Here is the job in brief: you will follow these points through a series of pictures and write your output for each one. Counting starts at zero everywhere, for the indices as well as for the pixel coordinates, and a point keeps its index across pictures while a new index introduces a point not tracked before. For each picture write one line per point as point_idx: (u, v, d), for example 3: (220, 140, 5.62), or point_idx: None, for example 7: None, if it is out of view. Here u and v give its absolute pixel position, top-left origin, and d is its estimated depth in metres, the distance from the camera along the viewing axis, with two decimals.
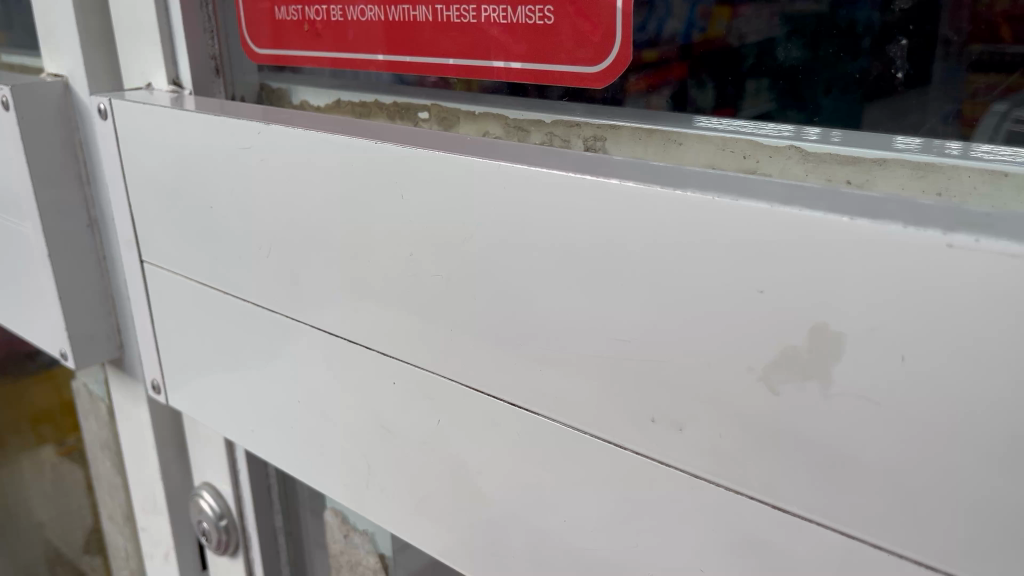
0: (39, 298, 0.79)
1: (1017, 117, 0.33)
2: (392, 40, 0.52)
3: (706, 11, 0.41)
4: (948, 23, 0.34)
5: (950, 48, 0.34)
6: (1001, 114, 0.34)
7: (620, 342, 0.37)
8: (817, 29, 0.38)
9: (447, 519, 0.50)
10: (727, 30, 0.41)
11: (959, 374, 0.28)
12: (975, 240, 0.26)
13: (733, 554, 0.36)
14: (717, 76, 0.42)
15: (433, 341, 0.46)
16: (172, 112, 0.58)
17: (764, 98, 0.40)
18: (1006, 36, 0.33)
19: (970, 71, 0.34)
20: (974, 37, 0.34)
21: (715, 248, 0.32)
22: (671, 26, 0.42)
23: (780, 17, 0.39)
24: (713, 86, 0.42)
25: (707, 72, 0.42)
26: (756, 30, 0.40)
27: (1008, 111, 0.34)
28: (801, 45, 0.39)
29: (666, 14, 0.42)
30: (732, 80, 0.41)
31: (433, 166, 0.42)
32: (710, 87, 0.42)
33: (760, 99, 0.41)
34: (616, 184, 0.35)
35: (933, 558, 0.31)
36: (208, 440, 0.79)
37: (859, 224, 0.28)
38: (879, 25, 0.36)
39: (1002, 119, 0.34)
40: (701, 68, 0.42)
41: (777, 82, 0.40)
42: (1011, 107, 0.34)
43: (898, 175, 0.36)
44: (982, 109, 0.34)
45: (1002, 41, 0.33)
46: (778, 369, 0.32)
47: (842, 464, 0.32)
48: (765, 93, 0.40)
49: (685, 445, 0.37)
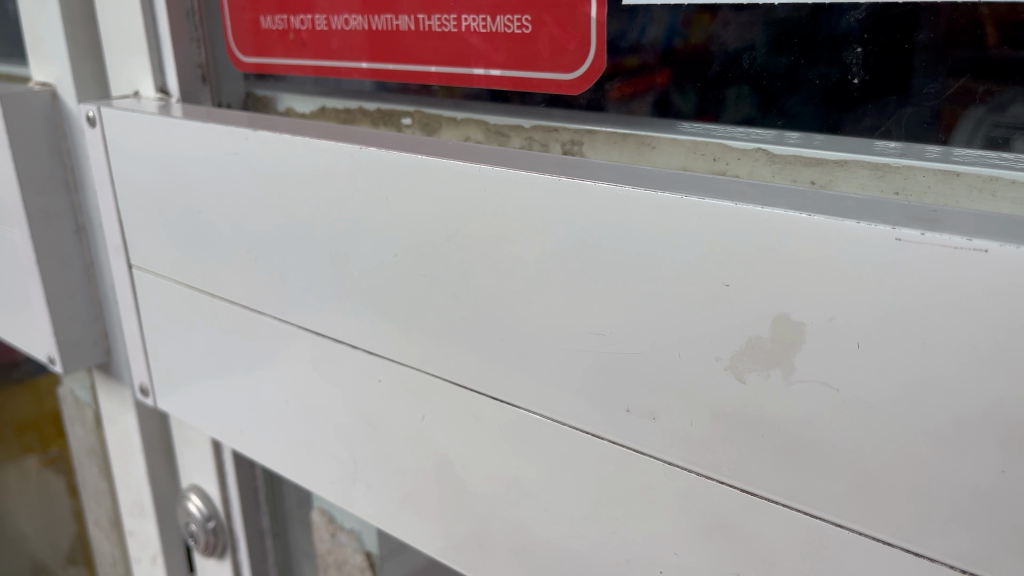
0: (26, 304, 0.80)
1: (994, 122, 0.35)
2: (375, 49, 0.54)
3: (687, 17, 0.41)
4: (926, 28, 0.35)
5: (928, 53, 0.35)
6: (978, 119, 0.35)
7: (596, 336, 0.39)
8: (785, 34, 0.39)
9: (432, 513, 0.51)
10: (709, 36, 0.41)
11: (909, 360, 0.30)
12: (920, 235, 0.28)
13: (705, 537, 0.38)
14: (698, 81, 0.43)
15: (417, 339, 0.48)
16: (160, 120, 0.59)
17: (745, 105, 0.42)
18: (991, 39, 0.33)
19: (948, 77, 0.35)
20: (953, 45, 0.34)
21: (684, 245, 0.34)
22: (653, 32, 0.43)
23: (763, 22, 0.39)
24: (695, 91, 0.43)
25: (688, 79, 0.43)
26: (737, 36, 0.40)
27: (986, 117, 0.35)
28: (769, 49, 0.40)
29: (648, 21, 0.43)
30: (713, 87, 0.42)
31: (415, 170, 0.44)
32: (692, 93, 0.43)
33: (741, 106, 0.42)
34: (590, 185, 0.37)
35: (890, 535, 0.32)
36: (196, 443, 0.80)
37: (815, 220, 0.30)
38: (844, 31, 0.37)
39: (979, 124, 0.35)
40: (682, 75, 0.43)
41: (756, 87, 0.41)
42: (988, 112, 0.35)
43: (858, 176, 0.39)
44: (960, 114, 0.35)
45: (986, 45, 0.34)
46: (744, 358, 0.34)
47: (804, 448, 0.34)
48: (746, 100, 0.41)
49: (659, 434, 0.38)
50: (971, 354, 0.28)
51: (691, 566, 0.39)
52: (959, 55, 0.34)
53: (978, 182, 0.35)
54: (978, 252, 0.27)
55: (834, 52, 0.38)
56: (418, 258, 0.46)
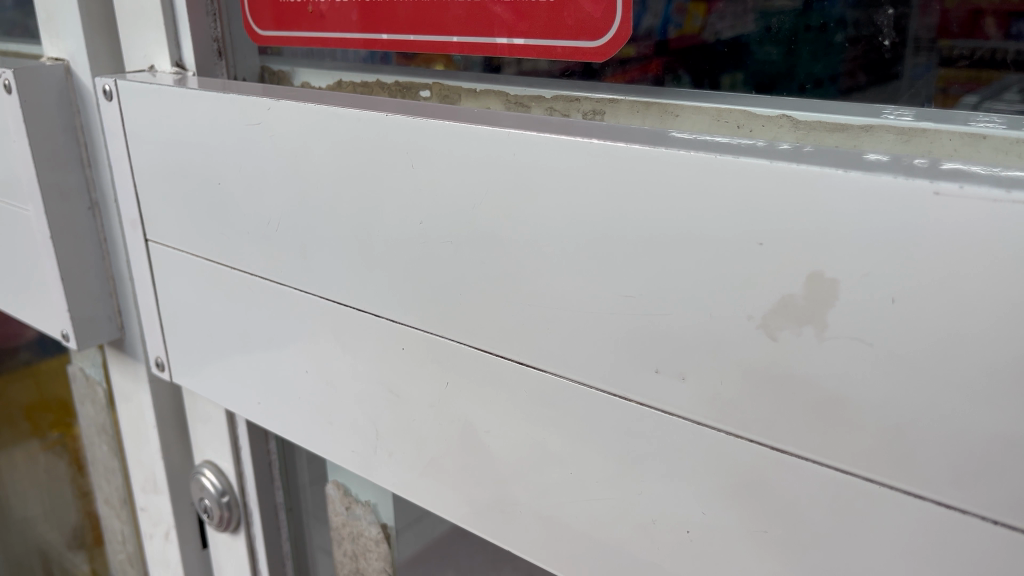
0: (40, 280, 0.80)
1: (988, 109, 0.36)
2: (395, 21, 0.54)
3: (682, 6, 0.44)
4: (918, 24, 0.37)
5: (922, 45, 0.38)
6: (971, 107, 0.37)
7: (624, 298, 0.39)
8: (793, 24, 0.41)
9: (455, 479, 0.52)
10: (704, 25, 0.44)
11: (944, 316, 0.30)
12: (960, 187, 0.29)
13: (734, 496, 0.39)
14: (694, 71, 0.45)
15: (441, 307, 0.48)
16: (178, 93, 0.59)
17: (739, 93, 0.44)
18: (993, 30, 0.35)
19: (942, 66, 0.37)
20: (942, 33, 0.37)
21: (718, 205, 0.35)
22: (648, 21, 0.45)
23: (755, 14, 0.42)
24: (690, 80, 0.46)
25: (683, 67, 0.45)
26: (731, 26, 0.43)
27: (978, 104, 0.37)
28: (777, 42, 0.42)
29: (643, 9, 0.45)
30: (708, 73, 0.45)
31: (443, 137, 0.44)
32: (687, 81, 0.46)
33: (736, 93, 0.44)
34: (622, 147, 0.37)
35: (921, 488, 0.33)
36: (209, 418, 0.80)
37: (852, 176, 0.31)
38: (851, 20, 0.39)
39: (972, 111, 0.37)
40: (678, 63, 0.45)
41: (751, 76, 0.43)
42: (981, 100, 0.37)
43: (884, 140, 0.39)
44: (953, 103, 0.37)
45: (987, 36, 0.36)
46: (776, 316, 0.35)
47: (834, 405, 0.34)
48: (740, 88, 0.44)
49: (687, 394, 0.39)
50: (1006, 306, 0.29)
51: (719, 525, 0.40)
52: (952, 45, 0.37)
53: (1004, 146, 0.36)
54: (1018, 204, 0.28)
55: (866, 11, 0.39)
56: (444, 225, 0.46)
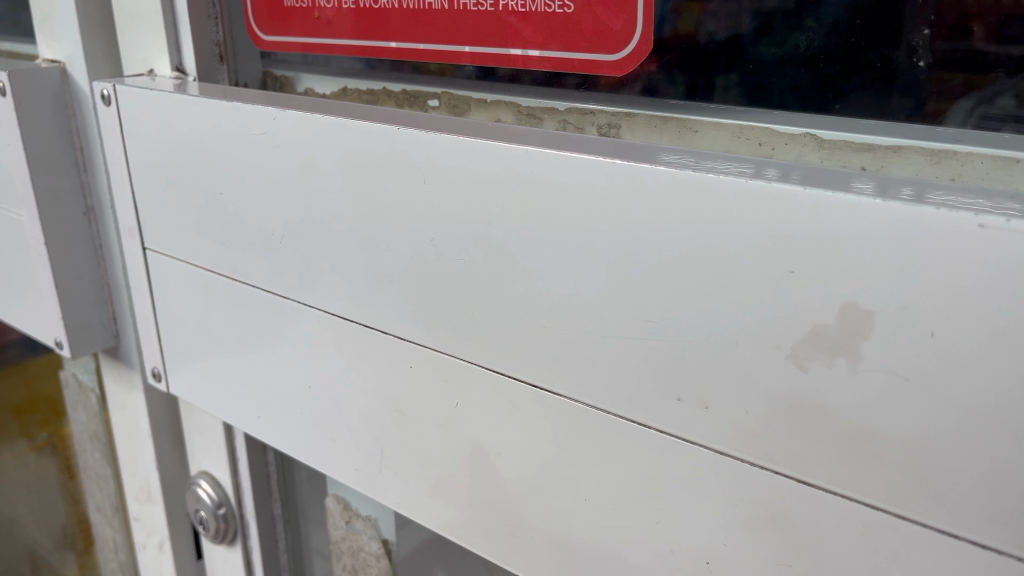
0: (33, 286, 0.78)
1: (982, 113, 0.36)
2: (405, 29, 0.53)
3: (675, 5, 0.43)
4: (915, 17, 0.36)
5: (918, 47, 0.37)
6: (968, 110, 0.36)
7: (645, 323, 0.38)
8: (794, 35, 0.40)
9: (461, 499, 0.51)
10: (697, 24, 0.43)
11: (987, 353, 0.29)
12: (1006, 221, 0.28)
13: (756, 528, 0.38)
14: (689, 72, 0.44)
15: (452, 325, 0.47)
16: (178, 100, 0.58)
17: (733, 96, 0.43)
18: (978, 32, 0.35)
19: (936, 68, 0.36)
20: (936, 35, 0.36)
21: (749, 231, 0.33)
22: None
23: (751, 13, 0.41)
24: (685, 81, 0.44)
25: (677, 66, 0.44)
26: (725, 27, 0.42)
27: (974, 108, 0.36)
28: (773, 43, 0.41)
29: None
30: (703, 73, 0.44)
31: (457, 154, 0.43)
32: (681, 83, 0.44)
33: (729, 96, 0.43)
34: (648, 168, 0.35)
35: (954, 526, 0.32)
36: (206, 428, 0.79)
37: (893, 206, 0.30)
38: (846, 22, 0.38)
39: (969, 114, 0.36)
40: (672, 64, 0.44)
41: (745, 80, 0.42)
42: (976, 104, 0.36)
43: (912, 162, 0.38)
44: (948, 105, 0.37)
45: (976, 39, 0.35)
46: (807, 345, 0.33)
47: (865, 438, 0.33)
48: (734, 90, 0.43)
49: (711, 423, 0.38)
50: None
51: (740, 557, 0.39)
52: (943, 47, 0.36)
53: None
54: None
55: (899, 33, 0.37)
56: (457, 243, 0.45)
